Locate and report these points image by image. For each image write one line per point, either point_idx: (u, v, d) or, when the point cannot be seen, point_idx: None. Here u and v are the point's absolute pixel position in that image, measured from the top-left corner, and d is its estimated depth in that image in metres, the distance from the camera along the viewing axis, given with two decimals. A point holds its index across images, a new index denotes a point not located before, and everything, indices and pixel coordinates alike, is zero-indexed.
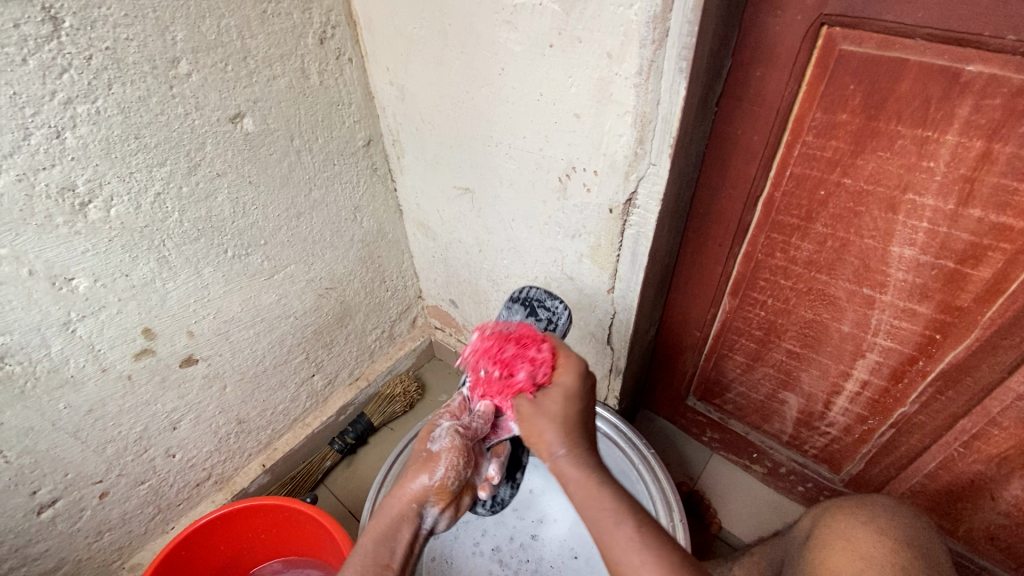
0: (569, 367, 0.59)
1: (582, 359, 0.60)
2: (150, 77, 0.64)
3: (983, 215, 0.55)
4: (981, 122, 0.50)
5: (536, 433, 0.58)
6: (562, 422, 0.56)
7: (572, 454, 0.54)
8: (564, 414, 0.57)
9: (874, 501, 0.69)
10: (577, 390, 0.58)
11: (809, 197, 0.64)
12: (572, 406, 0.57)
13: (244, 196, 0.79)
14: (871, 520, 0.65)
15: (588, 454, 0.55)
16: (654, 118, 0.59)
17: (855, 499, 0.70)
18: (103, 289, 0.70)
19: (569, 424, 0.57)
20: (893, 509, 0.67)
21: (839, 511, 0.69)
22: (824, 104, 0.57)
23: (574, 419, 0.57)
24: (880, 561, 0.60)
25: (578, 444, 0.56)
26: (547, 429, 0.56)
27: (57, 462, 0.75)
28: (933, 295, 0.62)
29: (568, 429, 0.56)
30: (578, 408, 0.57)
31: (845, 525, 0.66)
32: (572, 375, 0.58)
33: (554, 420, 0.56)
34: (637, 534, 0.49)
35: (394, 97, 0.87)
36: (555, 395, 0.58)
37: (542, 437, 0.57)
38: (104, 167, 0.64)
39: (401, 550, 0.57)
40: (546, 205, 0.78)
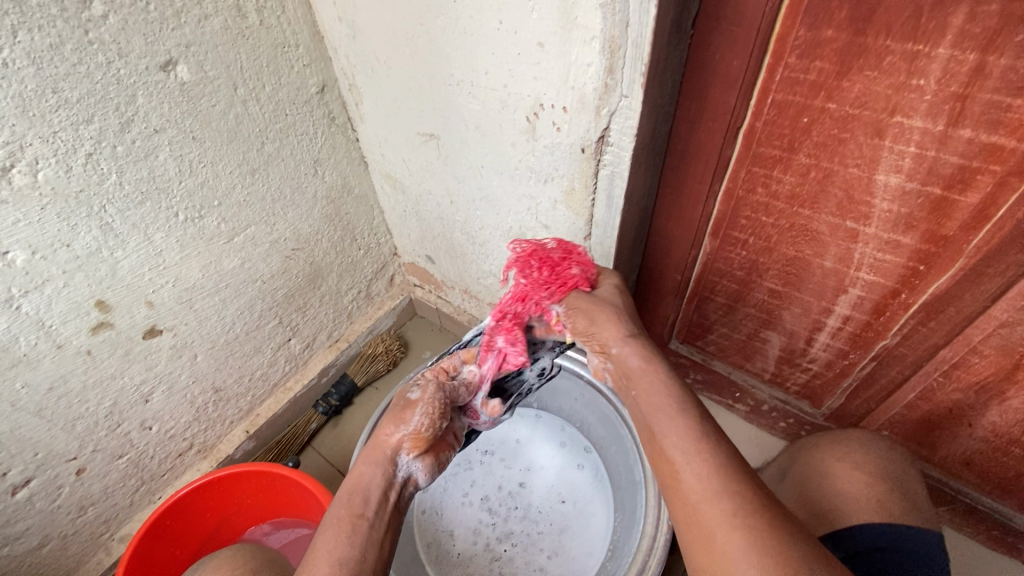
0: (611, 280, 0.66)
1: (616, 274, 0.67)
2: (59, 21, 0.57)
3: (974, 135, 0.51)
4: (976, 32, 0.46)
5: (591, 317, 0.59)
6: (620, 307, 0.60)
7: (633, 341, 0.55)
8: (620, 302, 0.61)
9: (848, 435, 0.69)
10: (620, 294, 0.63)
11: (792, 126, 0.60)
12: (624, 313, 0.60)
13: (188, 153, 0.73)
14: (846, 456, 0.65)
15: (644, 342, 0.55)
16: (623, 43, 0.54)
17: (831, 435, 0.71)
18: (43, 262, 0.65)
19: (625, 311, 0.60)
20: (867, 441, 0.67)
21: (815, 449, 0.69)
22: (809, 21, 0.52)
23: (631, 323, 0.59)
24: (855, 498, 0.60)
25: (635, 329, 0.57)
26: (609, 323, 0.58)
27: (24, 443, 0.72)
28: (919, 225, 0.60)
29: (629, 323, 0.58)
30: (629, 306, 0.61)
31: (821, 464, 0.66)
32: (612, 284, 0.65)
33: (618, 320, 0.58)
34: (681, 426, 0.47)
35: (345, 35, 0.80)
36: (605, 293, 0.63)
37: (599, 332, 0.58)
38: (22, 127, 0.58)
39: (378, 499, 0.53)
40: (516, 147, 0.73)
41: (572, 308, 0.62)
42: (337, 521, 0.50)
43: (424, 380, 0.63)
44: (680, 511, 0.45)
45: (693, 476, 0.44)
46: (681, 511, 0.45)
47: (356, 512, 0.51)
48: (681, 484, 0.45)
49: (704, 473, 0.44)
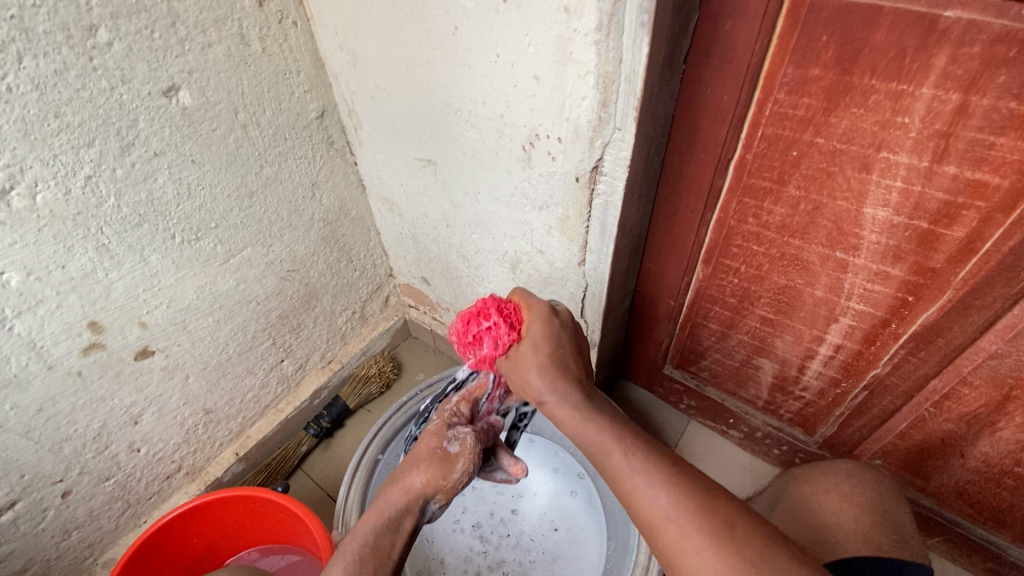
0: (538, 315, 0.61)
1: (546, 304, 0.62)
2: (65, 48, 0.58)
3: (959, 172, 0.52)
4: (958, 73, 0.47)
5: (519, 380, 0.61)
6: (543, 358, 0.59)
7: (556, 390, 0.58)
8: (542, 352, 0.59)
9: (837, 466, 0.69)
10: (546, 334, 0.60)
11: (781, 159, 0.62)
12: (551, 354, 0.60)
13: (187, 176, 0.74)
14: (834, 488, 0.66)
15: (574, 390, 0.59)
16: (617, 78, 0.55)
17: (821, 465, 0.70)
18: (38, 283, 0.65)
19: (550, 358, 0.59)
20: (856, 472, 0.67)
21: (807, 479, 0.69)
22: (797, 59, 0.54)
23: (553, 358, 0.60)
24: (847, 530, 0.60)
25: (563, 377, 0.59)
26: (529, 374, 0.59)
27: (10, 465, 0.72)
28: (907, 257, 0.61)
29: (553, 367, 0.59)
30: (555, 349, 0.60)
31: (812, 496, 0.66)
32: (539, 323, 0.60)
33: (535, 365, 0.59)
34: (632, 460, 0.52)
35: (345, 63, 0.81)
36: (528, 341, 0.60)
37: (527, 382, 0.60)
38: (22, 149, 0.59)
39: (402, 540, 0.53)
40: (512, 175, 0.74)
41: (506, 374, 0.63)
42: (354, 552, 0.50)
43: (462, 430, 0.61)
44: (651, 536, 0.48)
45: (652, 500, 0.48)
46: (649, 532, 0.48)
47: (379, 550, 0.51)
48: (641, 507, 0.49)
49: (657, 488, 0.48)
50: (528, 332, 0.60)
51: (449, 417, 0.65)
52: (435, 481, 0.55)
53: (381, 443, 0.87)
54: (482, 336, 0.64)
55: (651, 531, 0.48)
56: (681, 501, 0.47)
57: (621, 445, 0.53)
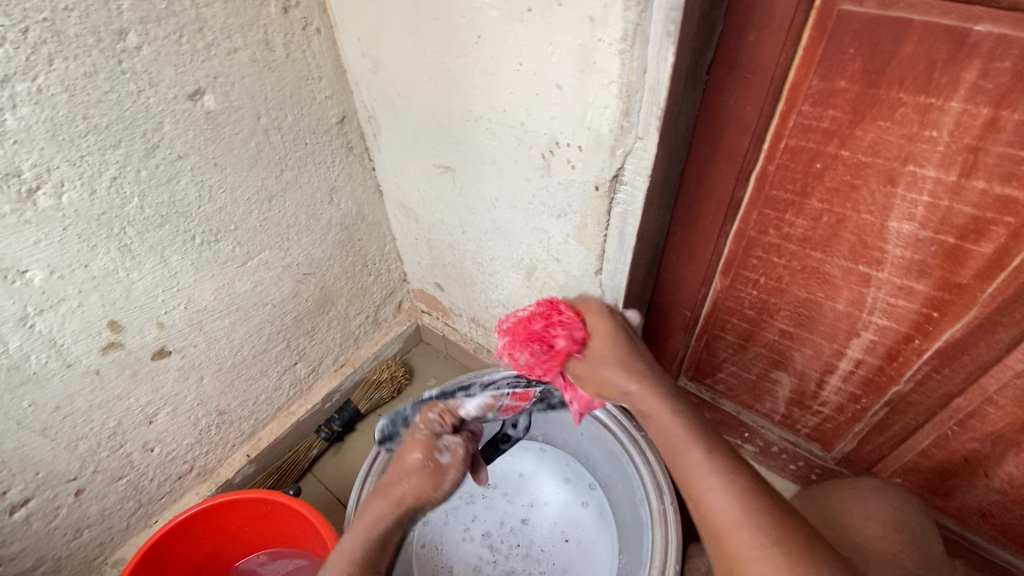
0: (601, 315, 0.66)
1: (605, 305, 0.67)
2: (95, 51, 0.59)
3: (987, 187, 0.52)
4: (989, 87, 0.47)
5: (597, 380, 0.64)
6: (619, 354, 0.63)
7: (642, 383, 0.62)
8: (617, 347, 0.64)
9: (861, 484, 0.70)
10: (614, 330, 0.65)
11: (804, 170, 0.61)
12: (621, 348, 0.64)
13: (208, 179, 0.75)
14: (859, 506, 0.67)
15: (658, 387, 0.62)
16: (640, 88, 0.55)
17: (845, 482, 0.72)
18: (60, 281, 0.66)
19: (624, 357, 0.63)
20: (880, 491, 0.69)
21: (830, 495, 0.70)
22: (822, 71, 0.54)
23: (627, 354, 0.63)
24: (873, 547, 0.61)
25: (643, 373, 0.62)
26: (610, 371, 0.63)
27: (27, 461, 0.72)
28: (932, 272, 0.60)
29: (630, 367, 0.63)
30: (627, 341, 0.65)
31: (836, 512, 0.67)
32: (604, 322, 0.65)
33: (614, 364, 0.63)
34: (710, 460, 0.56)
35: (367, 70, 0.82)
36: (598, 338, 0.65)
37: (608, 380, 0.63)
38: (50, 150, 0.60)
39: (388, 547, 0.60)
40: (530, 182, 0.74)
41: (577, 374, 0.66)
42: (348, 559, 0.57)
43: (452, 442, 0.67)
44: (715, 538, 0.54)
45: (720, 504, 0.54)
46: (710, 527, 0.54)
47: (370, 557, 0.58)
48: (712, 513, 0.54)
49: (733, 500, 0.53)
50: (596, 324, 0.65)
51: (436, 426, 0.69)
52: (423, 493, 0.62)
53: None
54: (551, 335, 0.66)
55: (721, 537, 0.53)
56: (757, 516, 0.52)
57: (703, 447, 0.57)
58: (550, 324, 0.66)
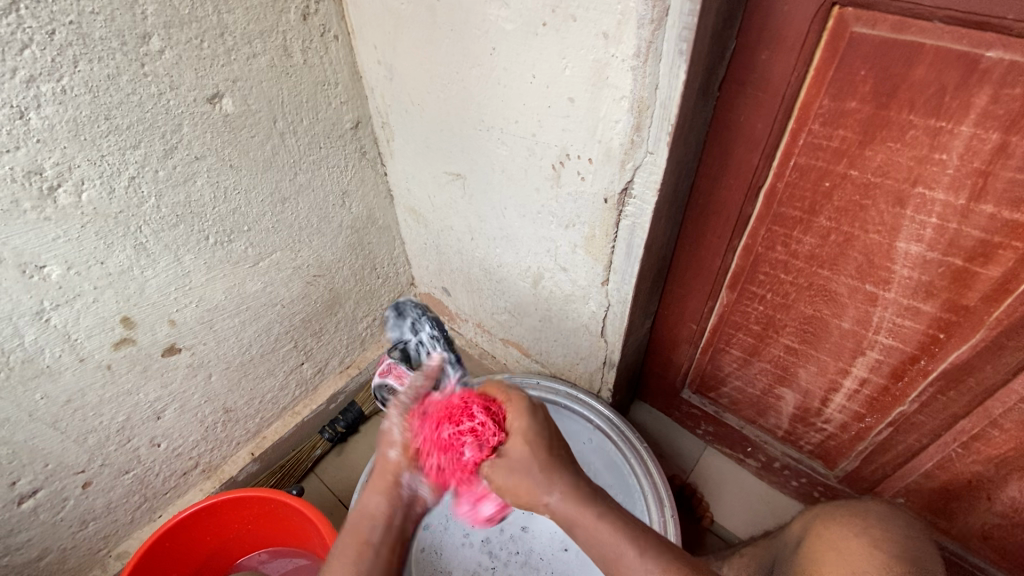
0: (521, 411, 0.61)
1: (526, 399, 0.63)
2: (119, 54, 0.60)
3: (996, 211, 0.52)
4: (999, 113, 0.47)
5: (514, 492, 0.57)
6: (538, 454, 0.56)
7: (558, 492, 0.54)
8: (535, 447, 0.57)
9: (866, 509, 0.68)
10: (535, 430, 0.59)
11: (813, 189, 0.61)
12: (540, 449, 0.57)
13: (224, 180, 0.76)
14: (862, 532, 0.64)
15: (575, 487, 0.54)
16: (651, 104, 0.56)
17: (849, 507, 0.69)
18: (77, 277, 0.67)
19: (544, 456, 0.56)
20: (886, 517, 0.66)
21: (831, 520, 0.68)
22: (833, 91, 0.54)
23: (548, 452, 0.57)
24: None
25: (563, 475, 0.55)
26: (529, 480, 0.55)
27: (36, 453, 0.73)
28: (939, 293, 0.60)
29: (551, 470, 0.55)
30: (545, 438, 0.58)
31: (836, 536, 0.65)
32: (524, 419, 0.60)
33: (533, 472, 0.55)
34: (645, 560, 0.50)
35: (382, 77, 0.84)
36: (518, 438, 0.59)
37: (527, 493, 0.55)
38: (72, 149, 0.61)
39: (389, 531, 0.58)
40: (540, 192, 0.75)
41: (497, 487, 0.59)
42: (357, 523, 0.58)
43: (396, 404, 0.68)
44: None
45: None
46: None
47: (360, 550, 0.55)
48: None
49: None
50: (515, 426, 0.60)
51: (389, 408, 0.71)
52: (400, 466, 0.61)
53: None
54: (464, 439, 0.62)
55: None
56: None
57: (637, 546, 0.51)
58: (462, 425, 0.63)
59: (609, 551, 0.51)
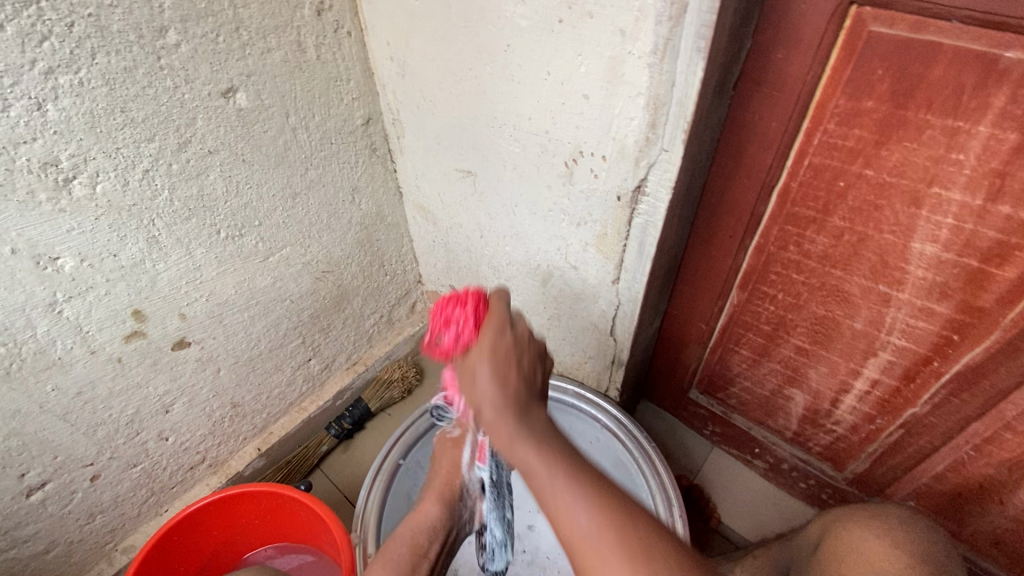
0: (492, 335, 0.53)
1: (504, 320, 0.54)
2: (136, 47, 0.60)
3: (1013, 212, 0.52)
4: (1018, 113, 0.47)
5: (467, 380, 0.53)
6: (491, 365, 0.50)
7: (494, 404, 0.49)
8: (490, 356, 0.51)
9: (888, 511, 0.67)
10: (496, 347, 0.52)
11: (827, 189, 0.61)
12: (502, 364, 0.51)
13: (236, 174, 0.76)
14: (886, 534, 0.63)
15: (511, 407, 0.48)
16: (667, 101, 0.56)
17: (868, 509, 0.68)
18: (90, 269, 0.67)
19: (496, 365, 0.50)
20: (908, 521, 0.65)
21: (850, 522, 0.67)
22: (849, 90, 0.54)
23: (504, 370, 0.50)
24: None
25: (508, 391, 0.49)
26: (478, 375, 0.50)
27: (46, 445, 0.73)
28: (954, 294, 0.60)
29: (497, 376, 0.50)
30: (511, 351, 0.52)
31: (856, 538, 0.65)
32: (490, 334, 0.53)
33: (486, 374, 0.50)
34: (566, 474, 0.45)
35: (394, 73, 0.84)
36: (477, 350, 0.52)
37: (471, 389, 0.51)
38: (88, 141, 0.61)
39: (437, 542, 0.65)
40: (552, 190, 0.75)
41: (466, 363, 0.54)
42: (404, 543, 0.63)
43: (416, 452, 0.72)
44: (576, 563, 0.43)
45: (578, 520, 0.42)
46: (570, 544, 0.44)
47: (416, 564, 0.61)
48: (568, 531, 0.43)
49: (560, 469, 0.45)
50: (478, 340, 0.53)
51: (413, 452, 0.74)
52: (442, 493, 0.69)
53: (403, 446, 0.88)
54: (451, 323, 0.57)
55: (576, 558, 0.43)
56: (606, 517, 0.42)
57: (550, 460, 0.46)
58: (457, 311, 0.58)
59: (552, 503, 0.44)
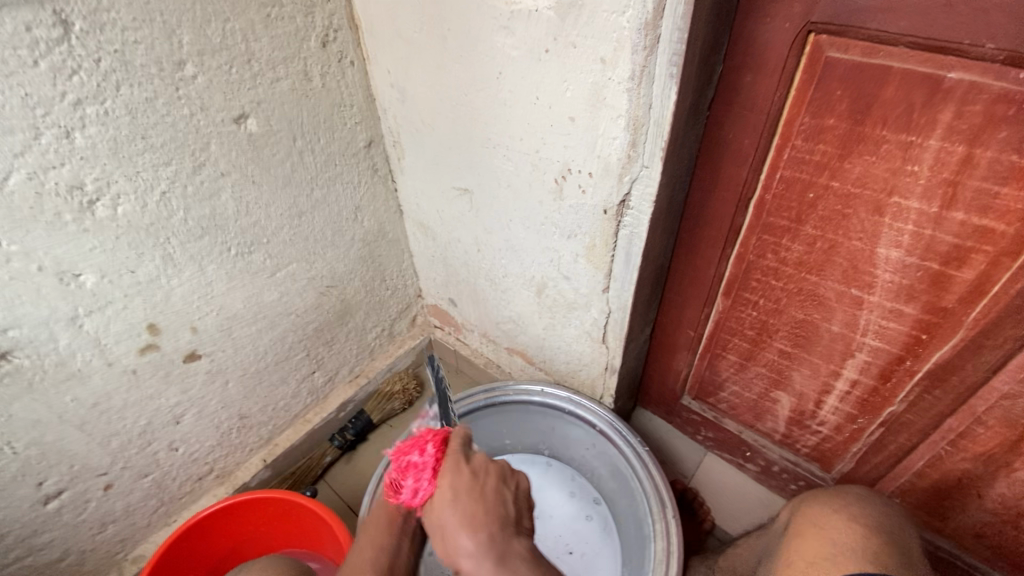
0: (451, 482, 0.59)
1: (462, 474, 0.59)
2: (157, 79, 0.66)
3: (967, 218, 0.56)
4: (963, 128, 0.52)
5: (442, 540, 0.56)
6: (460, 507, 0.56)
7: (472, 531, 0.54)
8: (462, 499, 0.57)
9: (846, 491, 0.72)
10: (461, 488, 0.58)
11: (799, 200, 0.66)
12: (467, 500, 0.57)
13: (246, 195, 0.81)
14: (843, 508, 0.69)
15: (490, 522, 0.56)
16: (646, 122, 0.61)
17: (830, 491, 0.74)
18: (109, 285, 0.72)
19: (466, 497, 0.57)
20: (864, 497, 0.70)
21: (814, 501, 0.73)
22: (813, 109, 0.59)
23: (473, 493, 0.57)
24: (850, 545, 0.63)
25: (478, 519, 0.55)
26: (453, 533, 0.55)
27: (63, 454, 0.77)
28: (919, 295, 0.64)
29: (472, 506, 0.57)
30: (473, 496, 0.57)
31: (818, 515, 0.70)
32: (452, 475, 0.59)
33: (452, 517, 0.56)
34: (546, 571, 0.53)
35: (395, 99, 0.89)
36: (445, 496, 0.58)
37: (449, 539, 0.55)
38: (111, 166, 0.66)
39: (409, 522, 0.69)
40: (544, 205, 0.79)
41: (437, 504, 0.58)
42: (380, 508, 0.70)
43: None
44: None
45: None
46: None
47: (493, 488, 0.59)
48: None
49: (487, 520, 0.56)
50: (440, 488, 0.58)
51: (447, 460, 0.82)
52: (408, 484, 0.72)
53: (405, 454, 0.90)
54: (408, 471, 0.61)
55: None
56: None
57: (538, 574, 0.53)
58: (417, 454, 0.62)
59: None
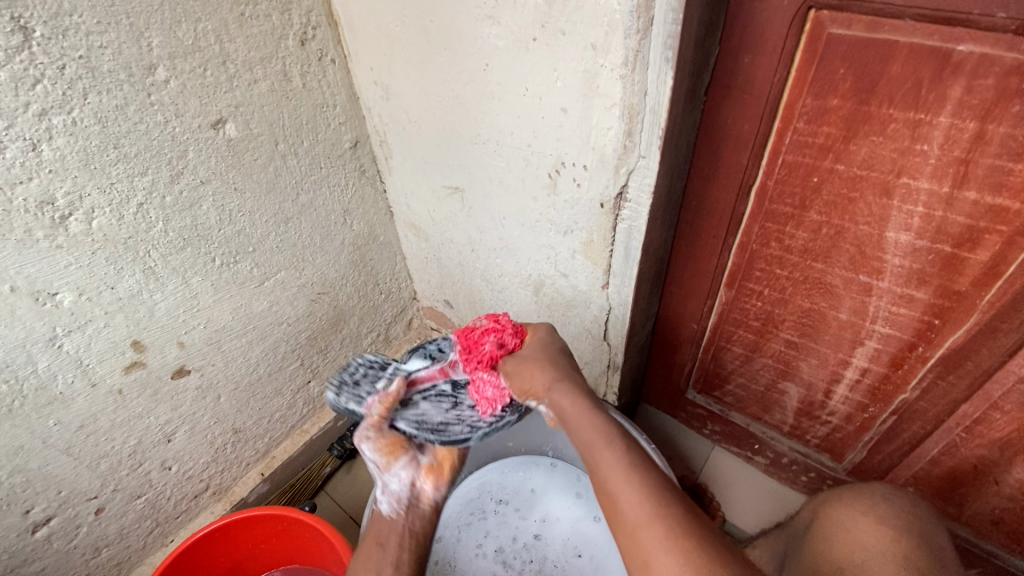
0: (544, 335, 0.70)
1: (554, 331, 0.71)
2: (126, 85, 0.62)
3: (980, 197, 0.54)
4: (974, 103, 0.49)
5: (521, 377, 0.66)
6: (544, 361, 0.65)
7: (558, 381, 0.62)
8: (544, 356, 0.66)
9: (871, 490, 0.69)
10: (553, 347, 0.67)
11: (803, 185, 0.63)
12: (556, 359, 0.66)
13: (229, 203, 0.78)
14: (869, 511, 0.66)
15: (576, 388, 0.62)
16: (642, 110, 0.58)
17: (852, 489, 0.71)
18: (88, 303, 0.68)
19: (550, 362, 0.65)
20: (889, 497, 0.68)
21: (836, 502, 0.69)
22: (815, 90, 0.56)
23: (558, 363, 0.65)
24: (885, 554, 0.61)
25: (563, 376, 0.63)
26: (536, 373, 0.64)
27: (50, 480, 0.74)
28: (931, 280, 0.61)
29: (570, 390, 0.61)
30: (559, 357, 0.66)
31: (844, 517, 0.67)
32: (546, 338, 0.69)
33: (540, 361, 0.65)
34: (623, 459, 0.53)
35: (379, 96, 0.86)
36: (532, 348, 0.68)
37: (534, 381, 0.64)
38: (83, 178, 0.63)
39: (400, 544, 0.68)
40: (537, 201, 0.77)
41: (507, 374, 0.68)
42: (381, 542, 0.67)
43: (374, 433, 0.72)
44: (617, 527, 0.50)
45: (632, 498, 0.49)
46: (621, 528, 0.49)
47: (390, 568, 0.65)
48: (623, 506, 0.50)
49: (640, 487, 0.50)
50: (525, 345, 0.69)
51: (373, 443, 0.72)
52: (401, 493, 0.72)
53: None
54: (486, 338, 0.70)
55: (626, 530, 0.49)
56: (657, 494, 0.49)
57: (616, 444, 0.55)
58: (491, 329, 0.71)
59: (603, 466, 0.53)
